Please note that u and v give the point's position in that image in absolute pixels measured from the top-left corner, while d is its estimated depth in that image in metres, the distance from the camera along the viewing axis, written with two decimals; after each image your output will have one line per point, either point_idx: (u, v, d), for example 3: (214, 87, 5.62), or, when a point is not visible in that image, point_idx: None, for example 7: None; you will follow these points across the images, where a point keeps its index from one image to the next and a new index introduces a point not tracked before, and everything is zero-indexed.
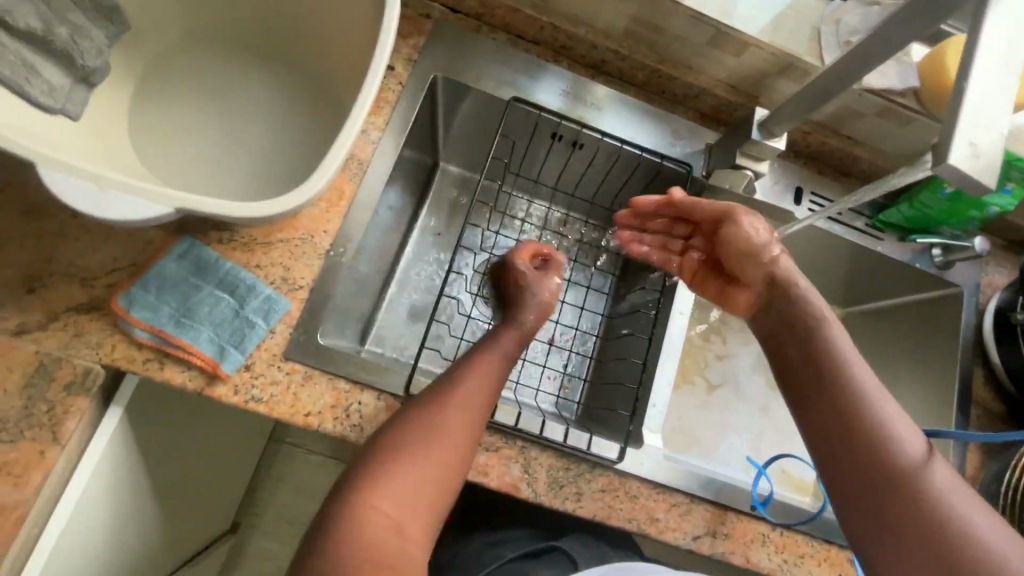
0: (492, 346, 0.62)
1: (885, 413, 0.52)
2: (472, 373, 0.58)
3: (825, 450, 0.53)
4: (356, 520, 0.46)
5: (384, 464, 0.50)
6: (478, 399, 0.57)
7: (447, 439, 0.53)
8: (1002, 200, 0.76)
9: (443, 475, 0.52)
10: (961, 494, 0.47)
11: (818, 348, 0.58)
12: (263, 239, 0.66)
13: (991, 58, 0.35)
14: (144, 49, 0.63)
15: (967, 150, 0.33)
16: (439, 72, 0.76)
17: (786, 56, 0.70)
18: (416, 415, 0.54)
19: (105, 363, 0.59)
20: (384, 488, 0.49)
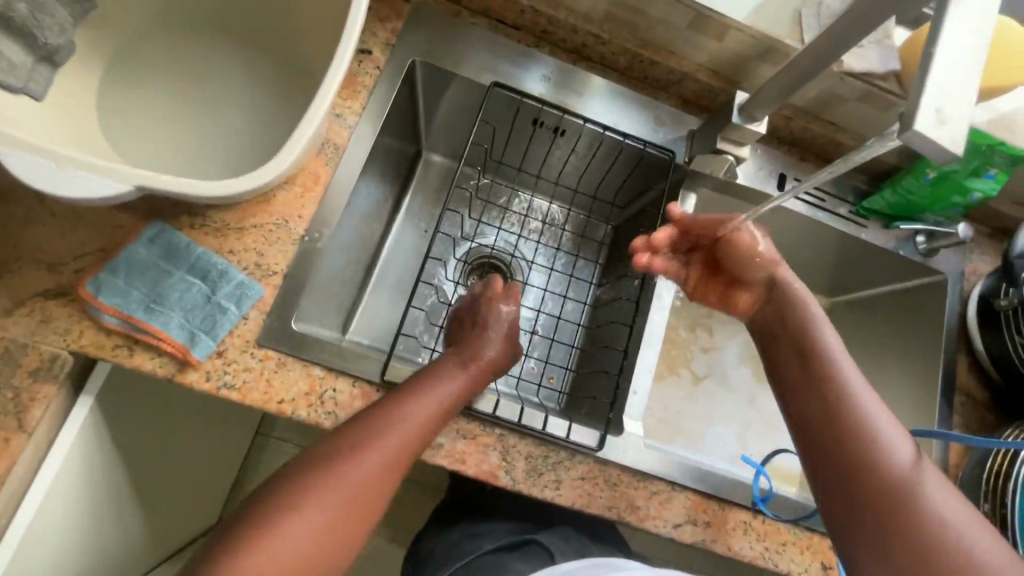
0: (432, 385, 0.61)
1: (877, 415, 0.53)
2: (408, 411, 0.57)
3: (817, 451, 0.54)
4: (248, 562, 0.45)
5: (288, 502, 0.49)
6: (408, 440, 0.56)
7: (355, 484, 0.52)
8: (984, 185, 0.76)
9: (348, 522, 0.50)
10: (948, 499, 0.49)
11: (812, 350, 0.58)
12: (236, 224, 0.65)
13: (958, 28, 0.34)
14: (113, 29, 0.62)
15: (934, 116, 0.32)
16: (417, 57, 0.75)
17: (766, 39, 0.69)
18: (335, 452, 0.52)
19: (72, 349, 0.58)
20: (285, 530, 0.47)
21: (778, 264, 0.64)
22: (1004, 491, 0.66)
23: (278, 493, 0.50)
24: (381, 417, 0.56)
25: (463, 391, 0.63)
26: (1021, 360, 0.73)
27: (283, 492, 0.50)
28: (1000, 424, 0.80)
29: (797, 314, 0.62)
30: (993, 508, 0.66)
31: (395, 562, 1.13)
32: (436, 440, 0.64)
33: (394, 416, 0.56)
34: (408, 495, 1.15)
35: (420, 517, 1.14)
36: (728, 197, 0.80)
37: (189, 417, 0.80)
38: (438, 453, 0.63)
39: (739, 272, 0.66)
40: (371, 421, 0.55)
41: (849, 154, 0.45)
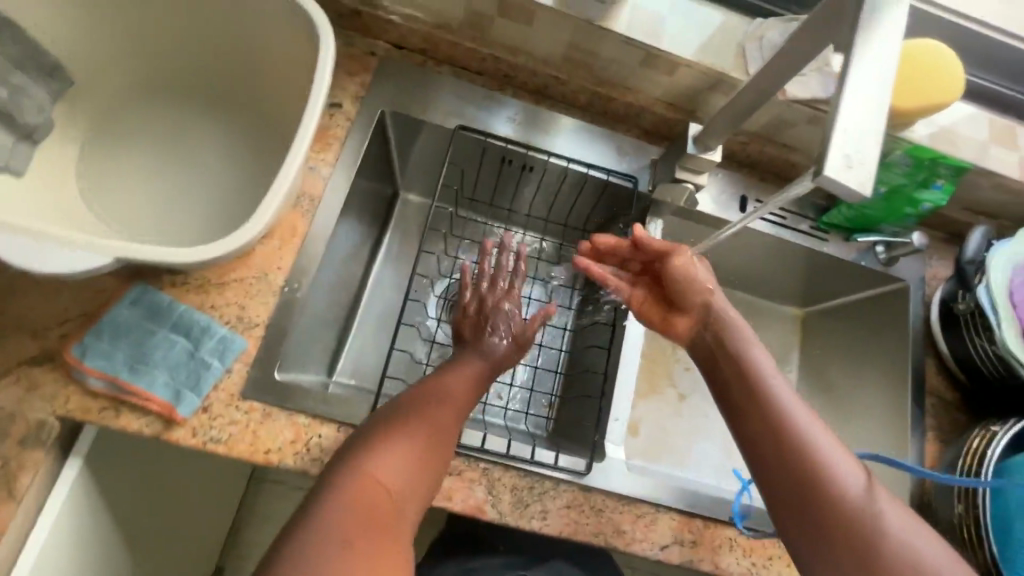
0: (465, 364, 0.66)
1: (822, 438, 0.55)
2: (452, 380, 0.63)
3: (781, 490, 0.54)
4: (353, 491, 0.50)
5: (377, 445, 0.54)
6: (449, 411, 0.60)
7: (411, 456, 0.54)
8: (934, 196, 0.80)
9: (426, 466, 0.55)
10: (898, 516, 0.51)
11: (752, 376, 0.60)
12: (217, 280, 0.67)
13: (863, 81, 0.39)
14: (90, 103, 0.65)
15: (842, 162, 0.37)
16: (386, 107, 0.78)
17: (714, 73, 0.74)
18: (404, 407, 0.58)
19: (60, 414, 0.59)
20: (379, 462, 0.52)
21: (713, 291, 0.67)
22: (975, 491, 0.68)
23: (363, 441, 0.54)
24: (430, 387, 0.61)
25: (480, 378, 0.65)
26: (981, 361, 0.77)
27: (369, 436, 0.55)
28: (971, 424, 0.82)
29: (736, 339, 0.63)
30: (966, 509, 0.68)
31: None
32: None
33: (442, 383, 0.62)
34: None
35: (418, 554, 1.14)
36: (694, 221, 0.84)
37: (180, 470, 0.81)
38: None
39: (680, 298, 0.68)
40: (426, 388, 0.61)
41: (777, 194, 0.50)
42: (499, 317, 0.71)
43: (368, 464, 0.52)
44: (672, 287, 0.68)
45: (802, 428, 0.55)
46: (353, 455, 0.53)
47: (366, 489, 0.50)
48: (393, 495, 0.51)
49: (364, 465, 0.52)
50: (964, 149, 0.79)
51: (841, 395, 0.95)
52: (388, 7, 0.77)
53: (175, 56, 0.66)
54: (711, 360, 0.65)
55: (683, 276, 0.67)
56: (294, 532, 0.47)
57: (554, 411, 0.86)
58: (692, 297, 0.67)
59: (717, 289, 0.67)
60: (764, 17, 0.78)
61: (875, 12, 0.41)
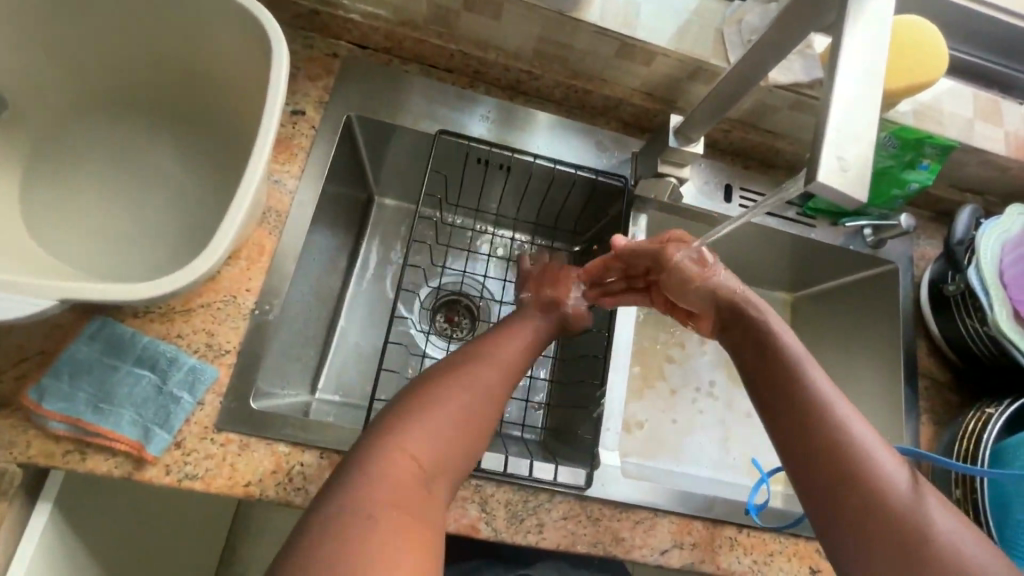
0: (518, 330, 0.65)
1: (861, 430, 0.52)
2: (500, 349, 0.61)
3: (810, 473, 0.52)
4: (387, 460, 0.47)
5: (410, 417, 0.51)
6: (500, 371, 0.58)
7: (447, 428, 0.51)
8: (920, 176, 0.78)
9: (463, 440, 0.52)
10: (945, 514, 0.48)
11: (784, 366, 0.58)
12: (182, 306, 0.63)
13: (847, 77, 0.37)
14: (28, 125, 0.60)
15: (834, 165, 0.34)
16: (353, 111, 0.74)
17: (692, 61, 0.71)
18: (441, 380, 0.55)
19: (21, 461, 0.55)
20: (413, 435, 0.49)
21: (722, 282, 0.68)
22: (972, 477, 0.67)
23: (401, 410, 0.52)
24: (477, 351, 0.59)
25: (540, 332, 0.67)
26: (974, 342, 0.76)
27: (408, 405, 0.52)
28: (964, 404, 0.82)
29: (763, 331, 0.62)
30: (965, 494, 0.68)
31: None
32: None
33: (489, 355, 0.59)
34: None
35: None
36: (678, 214, 0.81)
37: (160, 501, 0.78)
38: None
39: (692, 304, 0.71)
40: (468, 356, 0.58)
41: (772, 193, 0.46)
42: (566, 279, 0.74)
43: (408, 432, 0.50)
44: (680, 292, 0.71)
45: (838, 417, 0.53)
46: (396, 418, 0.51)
47: (398, 459, 0.48)
48: (429, 471, 0.49)
49: (402, 433, 0.49)
50: (948, 126, 0.77)
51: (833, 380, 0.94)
52: (348, 5, 0.73)
53: (121, 70, 0.62)
54: (738, 346, 0.64)
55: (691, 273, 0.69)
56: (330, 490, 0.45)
57: (546, 419, 0.84)
58: (705, 298, 0.69)
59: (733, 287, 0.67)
60: None
61: (857, 7, 0.39)
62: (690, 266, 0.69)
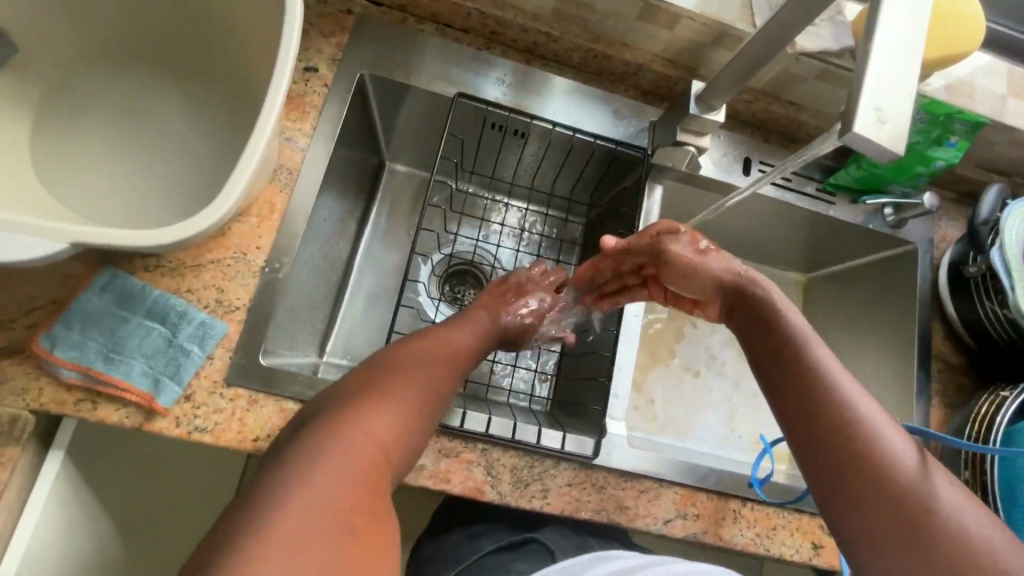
0: (465, 324, 0.62)
1: (870, 411, 0.49)
2: (452, 339, 0.58)
3: (817, 456, 0.49)
4: (346, 447, 0.41)
5: (369, 402, 0.46)
6: (456, 360, 0.56)
7: (405, 412, 0.47)
8: (947, 153, 0.76)
9: (418, 426, 0.48)
10: (954, 494, 0.45)
11: (789, 345, 0.55)
12: (192, 261, 0.63)
13: (893, 21, 0.35)
14: (37, 71, 0.59)
15: (871, 117, 0.33)
16: (366, 69, 0.73)
17: (717, 25, 0.68)
18: (396, 369, 0.50)
19: (33, 408, 0.56)
20: (373, 423, 0.44)
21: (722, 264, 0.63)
22: (983, 459, 0.67)
23: (356, 401, 0.46)
24: (430, 341, 0.55)
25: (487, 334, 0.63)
26: (993, 326, 0.74)
27: (362, 398, 0.46)
28: (977, 388, 0.81)
29: (768, 310, 0.58)
30: (974, 475, 0.67)
31: None
32: (418, 462, 0.63)
33: (439, 345, 0.56)
34: (407, 504, 1.15)
35: (419, 525, 1.15)
36: (695, 185, 0.80)
37: (170, 456, 0.79)
38: (421, 474, 0.62)
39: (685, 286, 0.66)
40: (417, 347, 0.54)
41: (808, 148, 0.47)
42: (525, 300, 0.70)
43: (369, 422, 0.44)
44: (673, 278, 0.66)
45: (847, 396, 0.50)
46: (348, 415, 0.44)
47: (360, 448, 0.42)
48: (391, 459, 0.45)
49: (363, 429, 0.44)
50: (980, 102, 0.74)
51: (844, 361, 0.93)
52: None
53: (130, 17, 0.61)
54: (742, 326, 0.61)
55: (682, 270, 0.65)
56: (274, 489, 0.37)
57: (552, 388, 0.84)
58: (697, 283, 0.64)
59: (738, 265, 0.63)
60: None
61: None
62: (684, 258, 0.64)
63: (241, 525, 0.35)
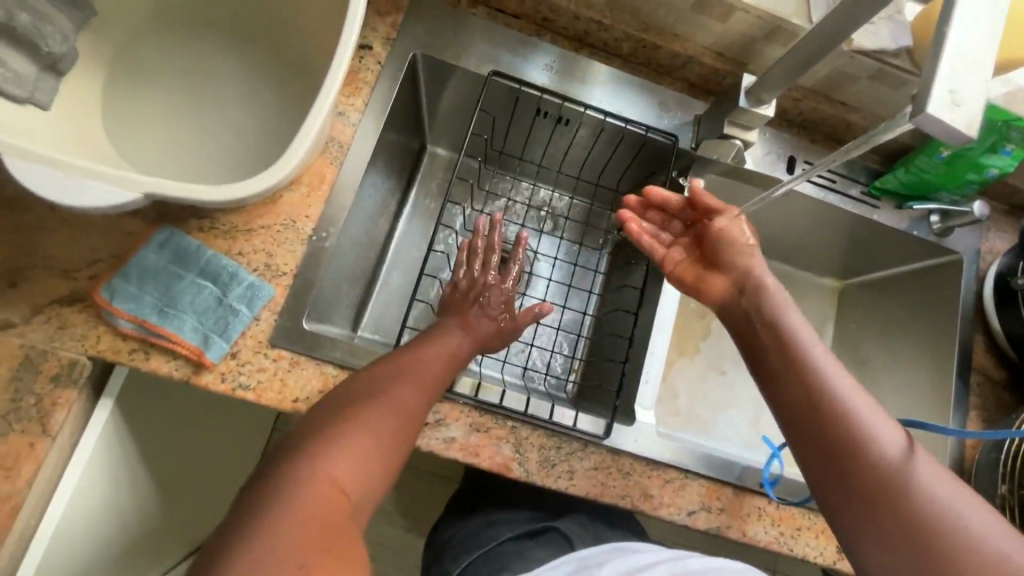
0: (444, 342, 0.63)
1: (860, 403, 0.52)
2: (427, 360, 0.59)
3: (810, 448, 0.53)
4: (307, 491, 0.43)
5: (328, 439, 0.47)
6: (433, 375, 0.58)
7: (376, 439, 0.50)
8: (1002, 161, 0.74)
9: (386, 458, 0.50)
10: (942, 480, 0.47)
11: (782, 342, 0.58)
12: (244, 226, 0.65)
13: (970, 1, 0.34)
14: (112, 33, 0.62)
15: (946, 99, 0.33)
16: (418, 49, 0.74)
17: (773, 19, 0.68)
18: (365, 392, 0.53)
19: (91, 354, 0.59)
20: (333, 461, 0.46)
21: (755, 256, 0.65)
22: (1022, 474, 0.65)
23: (311, 436, 0.48)
24: (400, 363, 0.57)
25: (464, 350, 0.65)
26: None
27: (323, 426, 0.49)
28: (1017, 405, 0.79)
29: (764, 305, 0.62)
30: (1011, 489, 0.66)
31: (410, 550, 1.15)
32: (449, 434, 0.64)
33: (421, 363, 0.58)
34: (423, 487, 1.17)
35: (434, 507, 1.16)
36: (738, 180, 0.80)
37: (207, 415, 0.82)
38: (451, 446, 0.64)
39: (720, 257, 0.67)
40: (395, 368, 0.57)
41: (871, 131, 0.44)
42: (491, 299, 0.70)
43: (328, 455, 0.46)
44: (713, 245, 0.67)
45: (836, 392, 0.53)
46: (300, 448, 0.46)
47: (320, 491, 0.43)
48: (353, 496, 0.45)
49: (318, 463, 0.45)
50: None
51: (878, 369, 0.91)
52: None
53: None
54: (740, 324, 0.64)
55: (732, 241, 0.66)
56: (224, 546, 0.39)
57: (576, 373, 0.84)
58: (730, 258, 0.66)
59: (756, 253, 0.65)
60: None
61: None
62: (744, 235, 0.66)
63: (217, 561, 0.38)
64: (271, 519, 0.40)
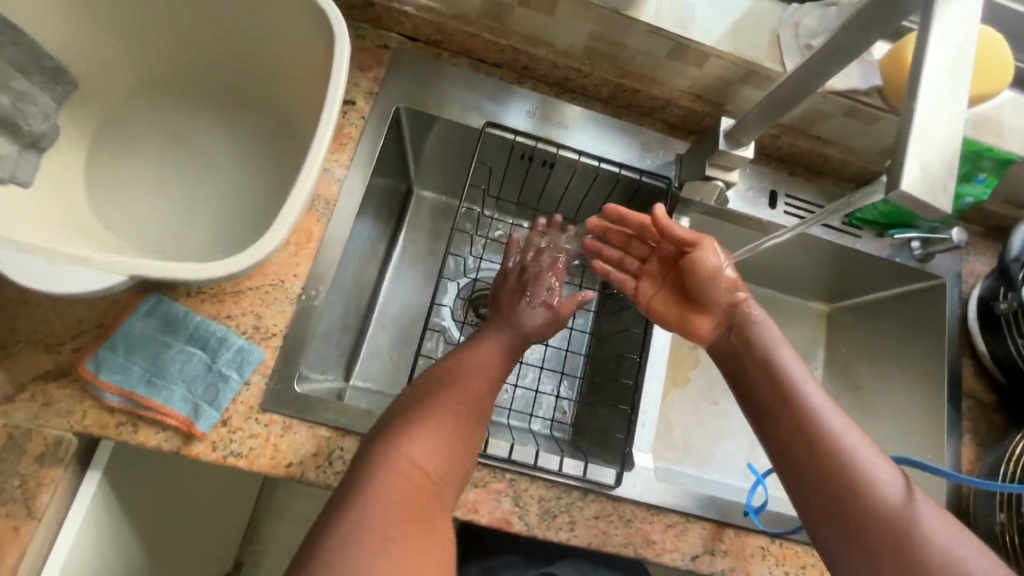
0: (496, 335, 0.67)
1: (860, 445, 0.52)
2: (486, 355, 0.64)
3: (809, 485, 0.52)
4: (392, 475, 0.50)
5: (410, 429, 0.54)
6: (493, 370, 0.63)
7: (448, 429, 0.55)
8: (976, 189, 0.76)
9: (455, 448, 0.55)
10: (940, 524, 0.49)
11: (781, 380, 0.57)
12: (232, 289, 0.65)
13: (932, 78, 0.37)
14: (94, 105, 0.62)
15: (917, 174, 0.35)
16: (402, 102, 0.75)
17: (747, 64, 0.70)
18: (439, 385, 0.58)
19: (77, 430, 0.57)
20: (414, 446, 0.53)
21: (739, 290, 0.64)
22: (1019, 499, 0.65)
23: (393, 427, 0.54)
24: (457, 363, 0.62)
25: (514, 345, 0.67)
26: None
27: (404, 418, 0.55)
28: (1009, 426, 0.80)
29: (759, 340, 0.61)
30: (1010, 517, 0.66)
31: None
32: None
33: (478, 358, 0.63)
34: None
35: None
36: (719, 219, 0.81)
37: (197, 476, 0.80)
38: None
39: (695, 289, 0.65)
40: (462, 364, 0.62)
41: (863, 191, 0.46)
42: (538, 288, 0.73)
43: (406, 445, 0.53)
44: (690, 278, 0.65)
45: (838, 433, 0.53)
46: (389, 435, 0.54)
47: (404, 472, 0.51)
48: (433, 477, 0.52)
49: (401, 447, 0.52)
50: (1012, 139, 0.72)
51: (871, 393, 0.92)
52: None
53: (184, 55, 0.64)
54: (729, 357, 0.63)
55: (704, 273, 0.63)
56: (328, 521, 0.48)
57: (574, 415, 0.84)
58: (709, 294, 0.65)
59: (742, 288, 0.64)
60: (798, 2, 0.73)
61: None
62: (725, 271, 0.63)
63: (321, 538, 0.46)
64: (363, 500, 0.48)
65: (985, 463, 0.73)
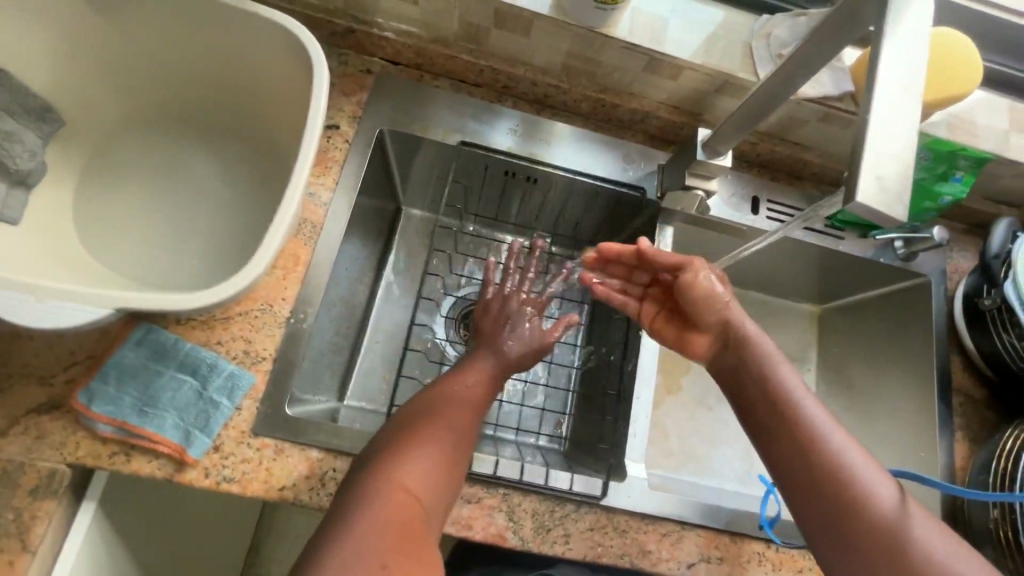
0: (472, 368, 0.66)
1: (857, 457, 0.53)
2: (460, 388, 0.63)
3: (807, 499, 0.52)
4: (384, 500, 0.49)
5: (398, 454, 0.53)
6: (471, 400, 0.62)
7: (433, 454, 0.55)
8: (954, 188, 0.77)
9: (445, 476, 0.55)
10: (934, 534, 0.49)
11: (777, 392, 0.57)
12: (222, 315, 0.65)
13: (885, 94, 0.40)
14: (81, 140, 0.64)
15: (872, 185, 0.38)
16: (384, 125, 0.76)
17: (720, 75, 0.71)
18: (423, 412, 0.58)
19: (70, 462, 0.58)
20: (405, 471, 0.52)
21: (730, 308, 0.64)
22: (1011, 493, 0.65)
23: (380, 453, 0.54)
24: (438, 392, 0.62)
25: (496, 377, 0.68)
26: (1011, 358, 0.74)
27: (392, 445, 0.54)
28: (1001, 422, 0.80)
29: (754, 353, 0.61)
30: (1002, 514, 0.66)
31: None
32: None
33: (453, 388, 0.62)
34: None
35: None
36: (703, 228, 0.82)
37: (193, 504, 0.79)
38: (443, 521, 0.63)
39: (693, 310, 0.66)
40: (441, 393, 0.61)
41: (823, 205, 0.47)
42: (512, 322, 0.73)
43: (396, 471, 0.52)
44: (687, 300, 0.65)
45: (835, 446, 0.53)
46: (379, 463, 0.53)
47: (396, 498, 0.50)
48: (421, 503, 0.51)
49: (390, 473, 0.52)
50: (984, 138, 0.75)
51: (864, 394, 0.92)
52: (381, 24, 0.75)
53: (169, 88, 0.65)
54: (727, 373, 0.63)
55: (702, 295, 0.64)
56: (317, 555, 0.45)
57: (568, 427, 0.84)
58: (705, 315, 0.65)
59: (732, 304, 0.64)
60: (769, 13, 0.75)
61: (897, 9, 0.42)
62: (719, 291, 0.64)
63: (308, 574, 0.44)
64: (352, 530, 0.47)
65: (979, 459, 0.73)
